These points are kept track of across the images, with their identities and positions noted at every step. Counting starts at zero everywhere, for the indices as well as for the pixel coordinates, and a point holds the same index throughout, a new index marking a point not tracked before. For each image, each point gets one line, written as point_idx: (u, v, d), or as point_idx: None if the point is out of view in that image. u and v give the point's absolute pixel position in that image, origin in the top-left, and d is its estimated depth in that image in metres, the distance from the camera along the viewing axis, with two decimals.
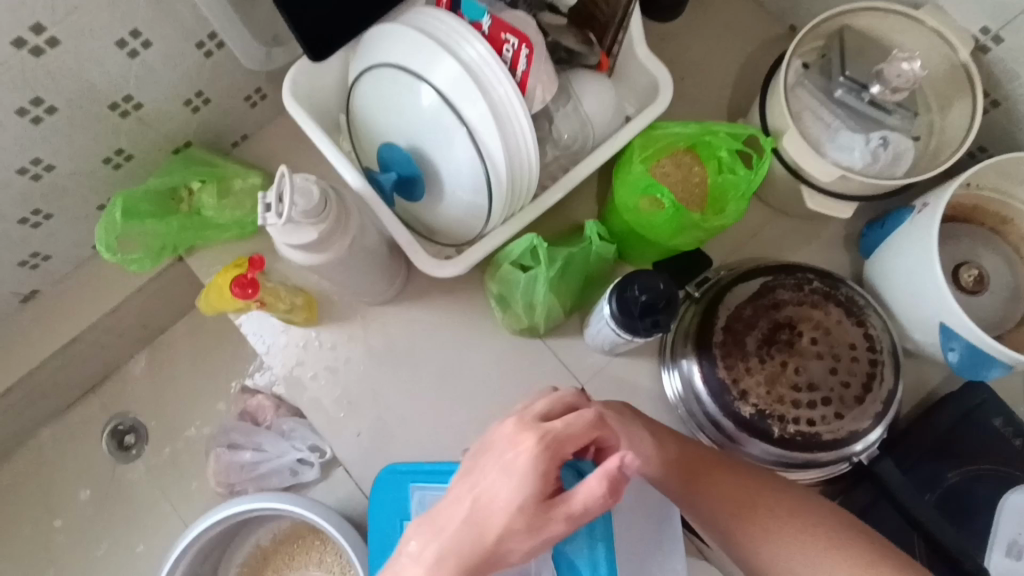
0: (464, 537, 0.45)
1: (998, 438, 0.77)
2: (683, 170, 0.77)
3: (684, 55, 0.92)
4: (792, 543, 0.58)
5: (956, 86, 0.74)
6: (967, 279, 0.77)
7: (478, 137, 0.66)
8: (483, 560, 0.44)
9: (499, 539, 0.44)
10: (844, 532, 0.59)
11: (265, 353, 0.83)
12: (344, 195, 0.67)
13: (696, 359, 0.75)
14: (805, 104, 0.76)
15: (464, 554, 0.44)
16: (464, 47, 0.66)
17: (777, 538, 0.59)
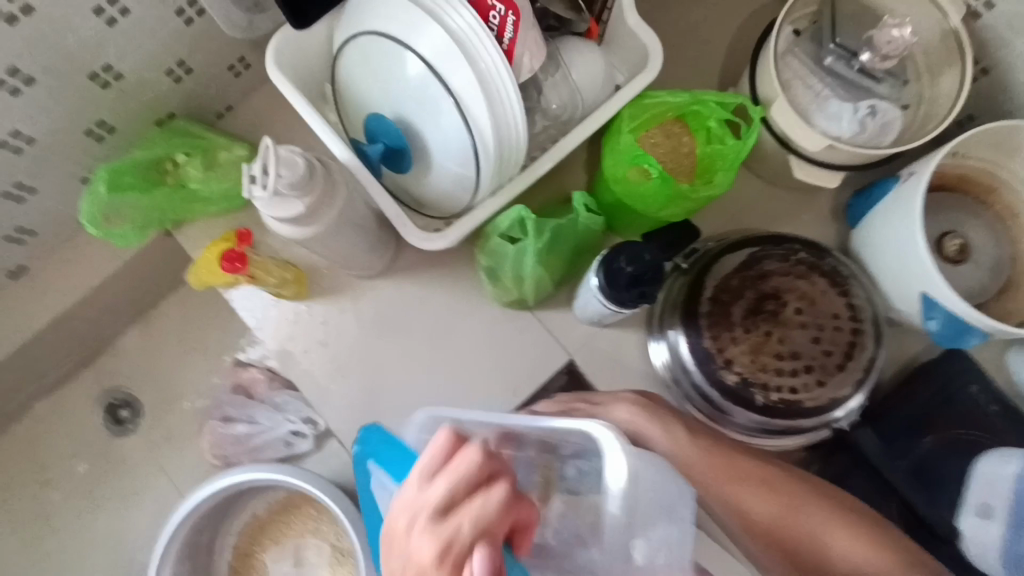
0: None
1: (975, 405, 0.79)
2: (672, 141, 0.77)
3: (676, 21, 0.91)
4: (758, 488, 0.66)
5: (946, 55, 0.74)
6: (950, 248, 0.79)
7: (466, 108, 0.66)
8: None
9: None
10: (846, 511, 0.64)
11: (256, 326, 0.84)
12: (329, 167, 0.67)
13: (682, 329, 0.76)
14: (795, 72, 0.75)
15: None
16: (449, 14, 0.64)
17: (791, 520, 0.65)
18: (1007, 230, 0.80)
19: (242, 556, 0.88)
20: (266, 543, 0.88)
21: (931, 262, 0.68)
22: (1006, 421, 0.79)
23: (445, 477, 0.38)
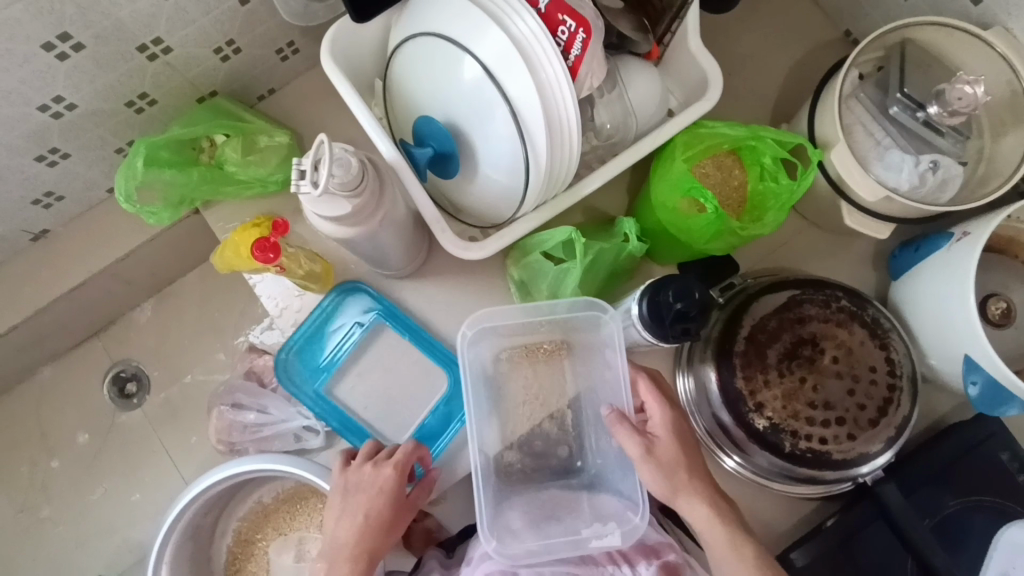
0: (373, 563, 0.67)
1: (1002, 472, 0.78)
2: (723, 174, 0.75)
3: (735, 50, 0.89)
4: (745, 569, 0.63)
5: (1016, 115, 0.71)
6: (994, 312, 0.78)
7: (522, 120, 0.64)
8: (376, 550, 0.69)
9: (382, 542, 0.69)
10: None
11: (276, 315, 0.82)
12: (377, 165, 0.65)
13: (714, 367, 0.75)
14: (857, 117, 0.73)
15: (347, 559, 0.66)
16: (513, 21, 0.63)
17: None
18: None
19: (243, 542, 0.87)
20: (269, 532, 0.87)
21: (981, 328, 0.67)
22: None
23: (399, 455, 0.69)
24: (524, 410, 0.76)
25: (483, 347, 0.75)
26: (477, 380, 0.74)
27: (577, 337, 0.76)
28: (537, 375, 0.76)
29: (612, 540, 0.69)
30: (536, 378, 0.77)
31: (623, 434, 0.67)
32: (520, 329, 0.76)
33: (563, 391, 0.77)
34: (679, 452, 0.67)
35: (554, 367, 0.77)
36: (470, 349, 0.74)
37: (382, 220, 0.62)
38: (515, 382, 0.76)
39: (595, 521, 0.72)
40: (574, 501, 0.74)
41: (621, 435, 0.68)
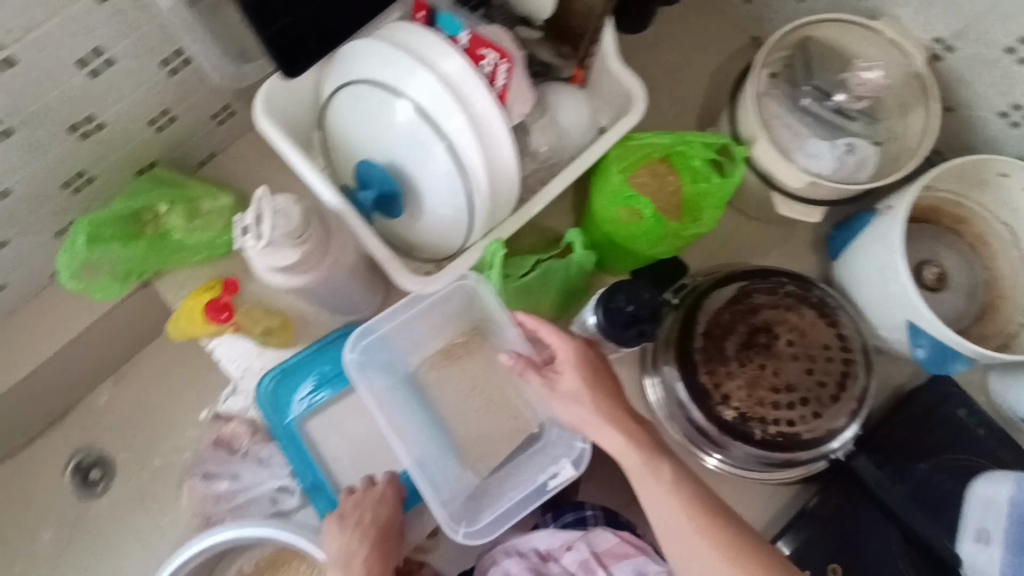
0: None
1: (965, 429, 0.81)
2: (660, 180, 0.78)
3: (655, 66, 0.95)
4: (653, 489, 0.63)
5: (914, 94, 0.78)
6: (930, 277, 0.83)
7: (459, 153, 0.66)
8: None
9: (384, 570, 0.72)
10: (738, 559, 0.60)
11: (240, 377, 0.84)
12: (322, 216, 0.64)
13: (679, 367, 0.77)
14: (775, 113, 0.77)
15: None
16: (440, 60, 0.65)
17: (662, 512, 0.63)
18: (979, 258, 0.84)
19: None
20: None
21: (915, 293, 0.71)
22: (997, 443, 0.80)
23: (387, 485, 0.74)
24: (457, 399, 0.81)
25: (396, 360, 0.80)
26: (395, 387, 0.78)
27: (483, 322, 0.80)
28: (462, 368, 0.82)
29: (567, 474, 0.72)
30: (463, 371, 0.81)
31: (528, 373, 0.69)
32: (425, 331, 0.80)
33: (493, 373, 0.81)
34: (583, 377, 0.66)
35: (472, 355, 0.82)
36: (374, 362, 0.77)
37: (331, 261, 0.62)
38: (440, 380, 0.81)
39: (546, 466, 0.75)
40: (531, 460, 0.77)
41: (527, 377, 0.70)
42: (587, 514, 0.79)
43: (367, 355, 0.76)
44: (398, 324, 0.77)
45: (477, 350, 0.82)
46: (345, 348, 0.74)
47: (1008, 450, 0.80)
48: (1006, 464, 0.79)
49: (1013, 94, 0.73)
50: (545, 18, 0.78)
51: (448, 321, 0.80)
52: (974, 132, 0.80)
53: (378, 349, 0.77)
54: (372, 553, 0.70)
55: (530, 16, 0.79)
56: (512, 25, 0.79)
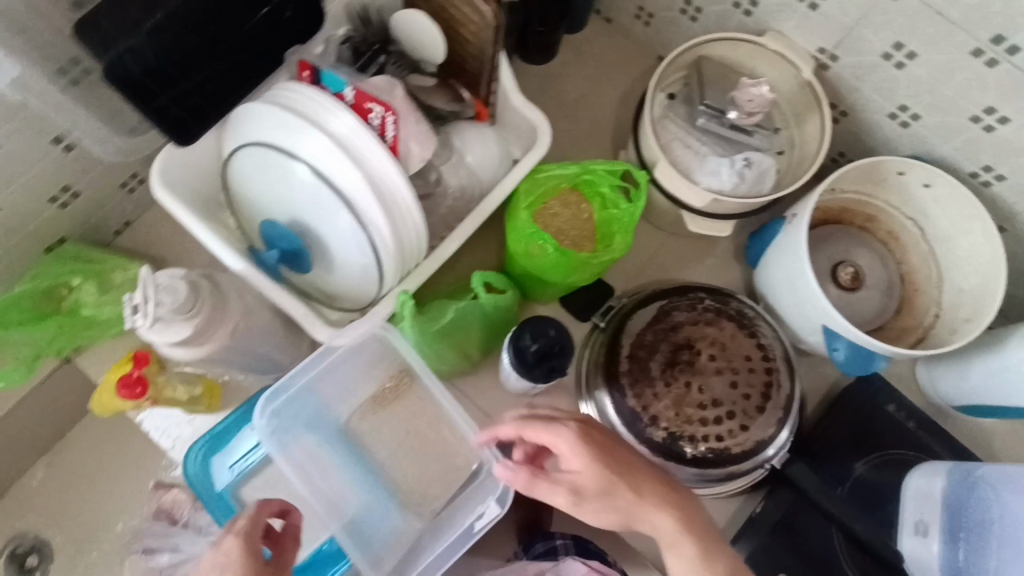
0: None
1: (895, 424, 0.82)
2: (570, 211, 0.80)
3: (565, 95, 0.97)
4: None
5: (807, 103, 0.81)
6: (845, 277, 0.85)
7: (357, 208, 0.66)
8: None
9: None
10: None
11: (171, 448, 0.84)
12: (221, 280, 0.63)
13: (607, 391, 0.78)
14: (674, 134, 0.79)
15: None
16: (329, 120, 0.64)
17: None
18: (892, 254, 0.86)
19: None
20: None
21: (830, 306, 0.71)
22: (927, 435, 0.82)
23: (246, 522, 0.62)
24: (394, 443, 0.79)
25: (326, 412, 0.79)
26: (323, 442, 0.78)
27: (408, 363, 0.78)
28: (397, 412, 0.80)
29: (492, 512, 0.74)
30: (398, 414, 0.80)
31: (538, 485, 0.65)
32: (346, 381, 0.79)
33: (428, 412, 0.79)
34: (595, 467, 0.63)
35: (405, 397, 0.80)
36: (297, 419, 0.77)
37: (230, 329, 0.61)
38: (376, 426, 0.80)
39: (474, 507, 0.76)
40: (465, 499, 0.77)
41: (518, 483, 0.65)
42: (556, 544, 0.82)
43: (281, 419, 0.76)
44: (316, 379, 0.77)
45: (406, 393, 0.80)
46: (256, 414, 0.74)
47: (937, 440, 0.82)
48: (937, 454, 0.81)
49: (898, 96, 0.75)
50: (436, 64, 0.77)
51: (372, 365, 0.79)
52: (870, 134, 0.82)
53: (301, 406, 0.77)
54: None
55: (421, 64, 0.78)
56: (405, 74, 0.78)
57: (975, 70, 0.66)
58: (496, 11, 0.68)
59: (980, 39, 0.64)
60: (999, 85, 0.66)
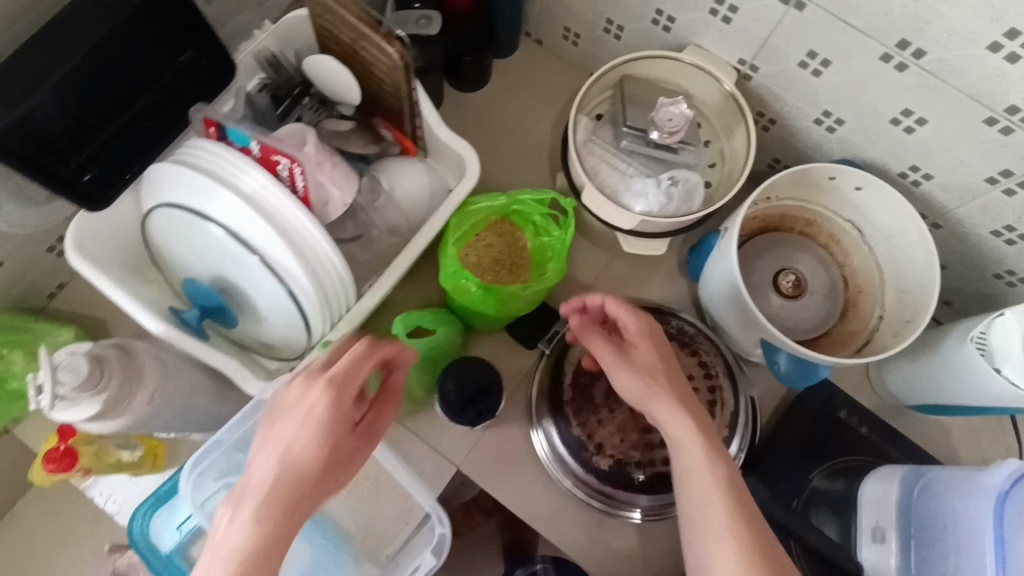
0: (287, 492, 0.47)
1: (848, 429, 0.82)
2: (505, 241, 0.80)
3: (499, 121, 0.97)
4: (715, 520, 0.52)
5: (732, 115, 0.80)
6: (786, 285, 0.84)
7: (276, 265, 0.65)
8: (298, 499, 0.48)
9: (311, 487, 0.49)
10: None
11: (118, 513, 0.82)
12: (135, 348, 0.63)
13: (552, 421, 0.80)
14: (600, 158, 0.79)
15: (282, 507, 0.47)
16: (242, 178, 0.63)
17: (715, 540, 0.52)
18: (834, 257, 0.86)
19: None
20: None
21: (766, 323, 0.70)
22: (880, 439, 0.82)
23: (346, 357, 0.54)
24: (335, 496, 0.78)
25: None
26: None
27: None
28: None
29: (428, 563, 0.75)
30: None
31: (596, 343, 0.64)
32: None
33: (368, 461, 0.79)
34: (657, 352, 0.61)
35: None
36: None
37: (145, 397, 0.61)
38: None
39: (414, 556, 0.77)
40: (407, 549, 0.78)
41: (597, 352, 0.63)
42: (537, 568, 0.93)
43: (205, 488, 0.68)
44: None
45: None
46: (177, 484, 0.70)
47: (891, 443, 0.82)
48: (892, 458, 0.81)
49: (821, 104, 0.74)
50: (353, 107, 0.80)
51: None
52: (800, 141, 0.81)
53: None
54: (308, 431, 0.50)
55: (340, 108, 0.80)
56: (324, 118, 0.79)
57: (888, 75, 0.65)
58: (402, 51, 0.67)
59: (888, 46, 0.63)
60: (914, 89, 0.65)
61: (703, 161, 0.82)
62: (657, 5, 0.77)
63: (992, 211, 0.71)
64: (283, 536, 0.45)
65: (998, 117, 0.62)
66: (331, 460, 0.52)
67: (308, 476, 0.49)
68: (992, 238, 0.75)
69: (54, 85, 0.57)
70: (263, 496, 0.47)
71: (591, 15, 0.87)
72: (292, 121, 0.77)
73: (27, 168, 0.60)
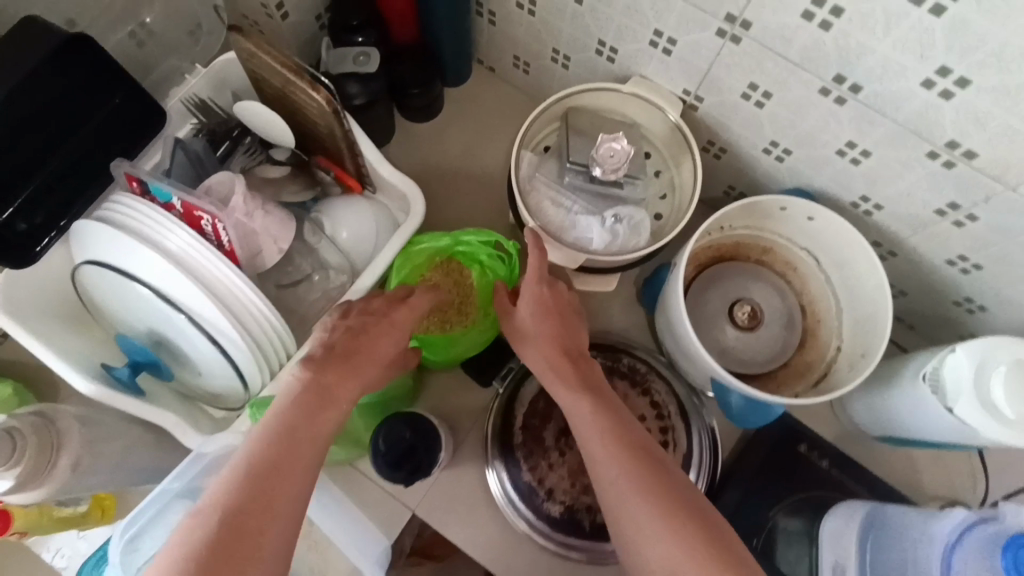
0: (311, 411, 0.54)
1: (806, 463, 0.80)
2: (451, 279, 0.78)
3: (450, 151, 0.95)
4: (609, 461, 0.55)
5: (679, 145, 0.78)
6: (742, 316, 0.81)
7: (205, 323, 0.63)
8: (298, 446, 0.52)
9: (313, 433, 0.54)
10: (675, 517, 0.50)
11: (65, 568, 0.80)
12: (57, 414, 0.63)
13: (502, 466, 0.78)
14: (544, 194, 0.77)
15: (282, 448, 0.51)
16: (168, 237, 0.62)
17: (595, 465, 0.57)
18: (791, 286, 0.84)
19: None
20: None
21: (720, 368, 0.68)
22: (840, 472, 0.80)
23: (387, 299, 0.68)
24: None
25: None
26: None
27: None
28: None
29: None
30: None
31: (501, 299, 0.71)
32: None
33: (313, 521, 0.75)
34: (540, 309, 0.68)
35: None
36: None
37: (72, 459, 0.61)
38: None
39: None
40: None
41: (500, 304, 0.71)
42: None
43: (138, 551, 0.66)
44: None
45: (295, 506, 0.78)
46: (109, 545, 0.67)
47: (850, 476, 0.80)
48: (853, 492, 0.79)
49: (766, 134, 0.72)
50: (288, 151, 0.78)
51: None
52: (750, 169, 0.79)
53: None
54: (346, 349, 0.61)
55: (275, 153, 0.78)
56: (260, 161, 0.78)
57: (827, 108, 0.64)
58: (329, 97, 0.66)
59: (825, 79, 0.61)
60: (853, 122, 0.63)
61: (653, 193, 0.81)
62: (598, 36, 0.76)
63: (944, 242, 0.69)
64: (281, 469, 0.49)
65: (940, 151, 0.60)
66: (326, 402, 0.56)
67: (305, 425, 0.53)
68: (947, 267, 0.73)
69: None
70: (263, 438, 0.51)
71: (537, 44, 0.85)
72: (230, 166, 0.77)
73: None
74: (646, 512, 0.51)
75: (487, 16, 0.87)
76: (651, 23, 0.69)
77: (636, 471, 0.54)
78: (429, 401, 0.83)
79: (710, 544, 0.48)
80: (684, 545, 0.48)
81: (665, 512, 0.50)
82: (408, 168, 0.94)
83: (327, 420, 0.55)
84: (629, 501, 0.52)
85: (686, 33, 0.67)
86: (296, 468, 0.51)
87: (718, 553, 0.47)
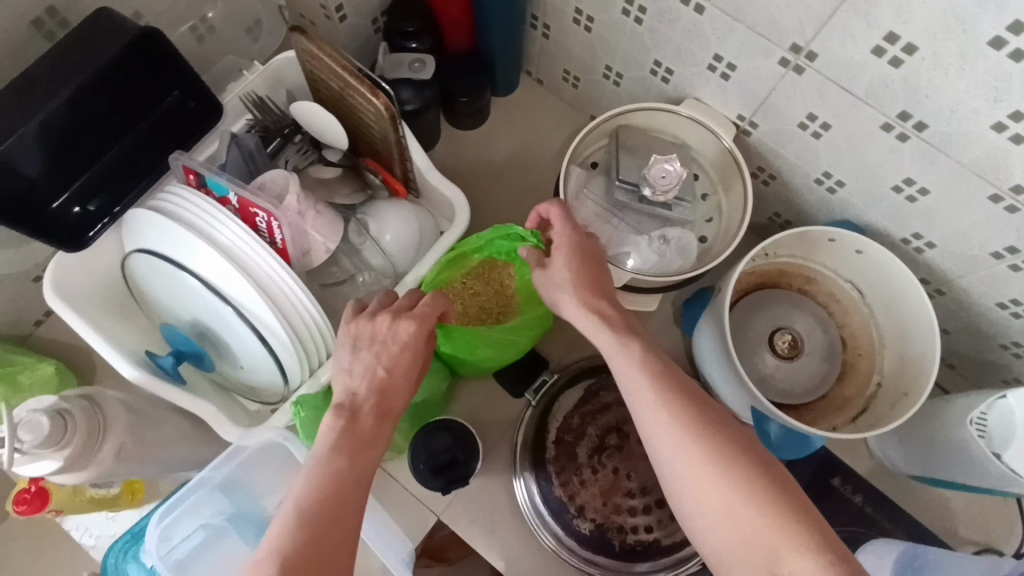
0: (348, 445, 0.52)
1: (840, 498, 0.80)
2: (492, 288, 0.77)
3: (496, 160, 0.95)
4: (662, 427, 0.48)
5: (729, 169, 0.78)
6: (782, 345, 0.81)
7: (250, 316, 0.64)
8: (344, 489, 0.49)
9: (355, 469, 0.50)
10: (727, 464, 0.46)
11: (93, 546, 0.81)
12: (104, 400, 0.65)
13: (534, 479, 0.78)
14: (592, 212, 0.78)
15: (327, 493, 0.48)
16: (218, 231, 0.63)
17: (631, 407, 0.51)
18: (833, 316, 0.83)
19: None
20: None
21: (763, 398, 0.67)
22: (873, 509, 0.79)
23: (390, 318, 0.60)
24: None
25: None
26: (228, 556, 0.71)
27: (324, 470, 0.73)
28: None
29: None
30: None
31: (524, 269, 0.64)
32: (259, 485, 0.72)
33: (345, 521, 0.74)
34: (571, 263, 0.61)
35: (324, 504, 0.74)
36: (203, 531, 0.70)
37: (115, 445, 0.63)
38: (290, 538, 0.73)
39: None
40: None
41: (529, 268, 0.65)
42: None
43: (172, 539, 0.68)
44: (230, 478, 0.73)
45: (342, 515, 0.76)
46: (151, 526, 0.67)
47: (885, 514, 0.79)
48: (885, 529, 0.78)
49: (821, 164, 0.71)
50: (339, 154, 0.79)
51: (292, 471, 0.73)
52: (799, 197, 0.79)
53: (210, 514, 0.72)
54: (368, 386, 0.57)
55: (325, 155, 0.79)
56: (311, 161, 0.79)
57: (887, 143, 0.63)
58: (388, 102, 0.66)
59: (888, 115, 0.60)
60: (912, 160, 0.63)
61: (700, 216, 0.81)
62: (655, 56, 0.76)
63: (998, 284, 0.68)
64: (331, 524, 0.46)
65: (1003, 195, 0.59)
66: (364, 441, 0.52)
67: (346, 469, 0.50)
68: (997, 309, 0.71)
69: (43, 145, 0.60)
70: (306, 489, 0.48)
71: (591, 60, 0.85)
72: (281, 164, 0.78)
73: (9, 219, 0.62)
74: (690, 459, 0.46)
75: (541, 29, 0.87)
76: (711, 48, 0.68)
77: (679, 407, 0.48)
78: (462, 408, 0.83)
79: (765, 488, 0.44)
80: (743, 497, 0.44)
81: (711, 454, 0.46)
82: (452, 174, 0.94)
83: (371, 455, 0.53)
84: (688, 458, 0.47)
85: (747, 59, 0.66)
86: (348, 512, 0.48)
87: (776, 498, 0.44)
